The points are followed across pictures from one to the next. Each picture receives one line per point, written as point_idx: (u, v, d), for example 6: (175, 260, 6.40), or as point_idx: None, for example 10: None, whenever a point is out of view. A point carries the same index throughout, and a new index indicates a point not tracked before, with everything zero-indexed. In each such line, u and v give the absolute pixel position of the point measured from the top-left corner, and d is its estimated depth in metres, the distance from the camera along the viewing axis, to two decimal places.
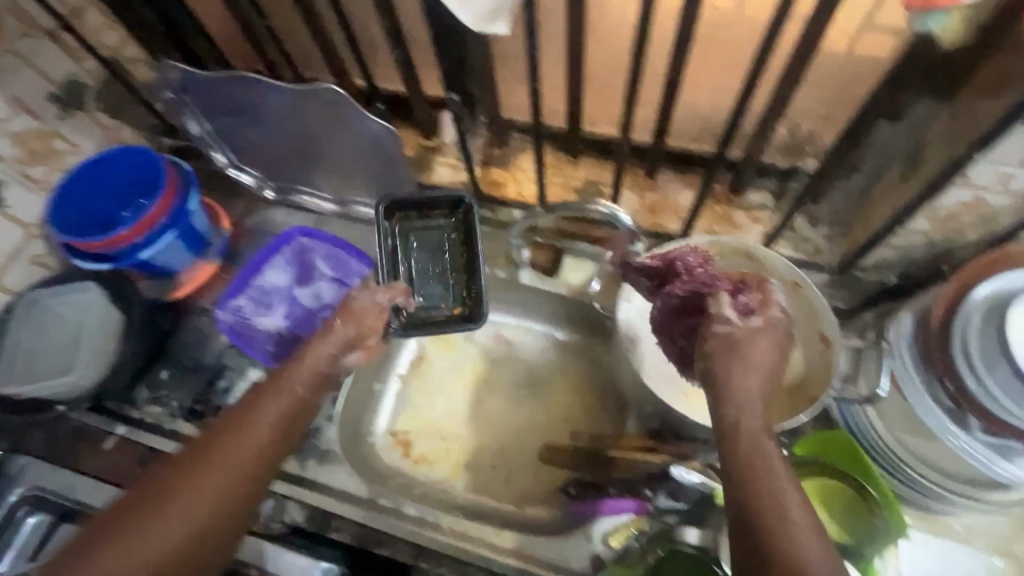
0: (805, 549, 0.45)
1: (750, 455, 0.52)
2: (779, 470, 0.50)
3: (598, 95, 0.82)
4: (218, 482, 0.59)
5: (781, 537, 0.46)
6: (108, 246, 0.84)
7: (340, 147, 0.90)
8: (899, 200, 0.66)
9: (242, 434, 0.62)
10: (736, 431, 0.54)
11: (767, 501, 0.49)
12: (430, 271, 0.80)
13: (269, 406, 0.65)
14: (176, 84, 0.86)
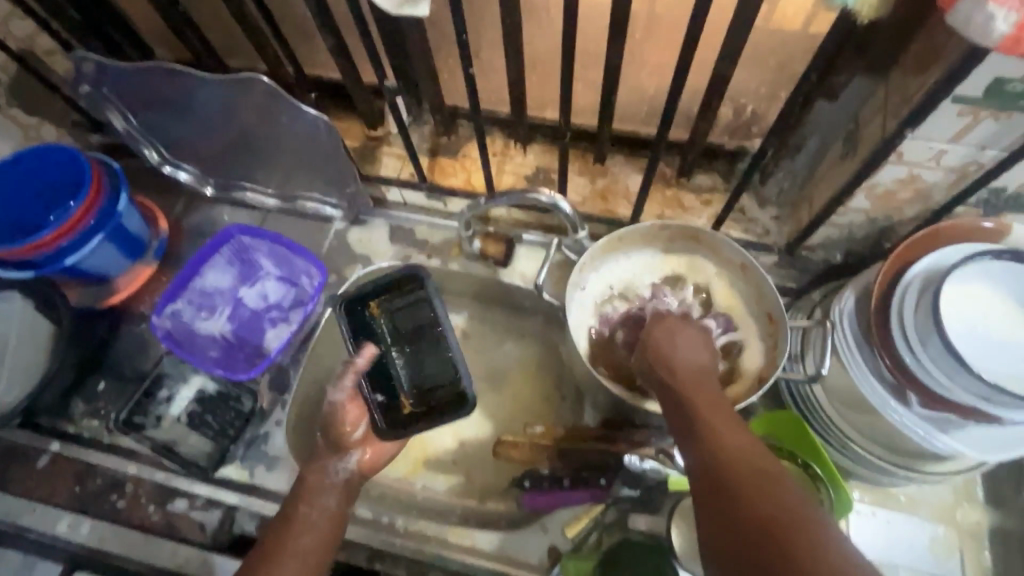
0: (756, 473, 0.44)
1: (690, 394, 0.54)
2: (725, 424, 0.49)
3: (543, 79, 0.80)
4: None
5: (725, 453, 0.46)
6: (28, 253, 0.79)
7: (276, 138, 0.85)
8: (838, 180, 0.66)
9: (287, 559, 0.59)
10: (682, 398, 0.54)
11: (709, 427, 0.50)
12: (416, 359, 0.70)
13: (307, 527, 0.62)
14: (88, 77, 0.79)
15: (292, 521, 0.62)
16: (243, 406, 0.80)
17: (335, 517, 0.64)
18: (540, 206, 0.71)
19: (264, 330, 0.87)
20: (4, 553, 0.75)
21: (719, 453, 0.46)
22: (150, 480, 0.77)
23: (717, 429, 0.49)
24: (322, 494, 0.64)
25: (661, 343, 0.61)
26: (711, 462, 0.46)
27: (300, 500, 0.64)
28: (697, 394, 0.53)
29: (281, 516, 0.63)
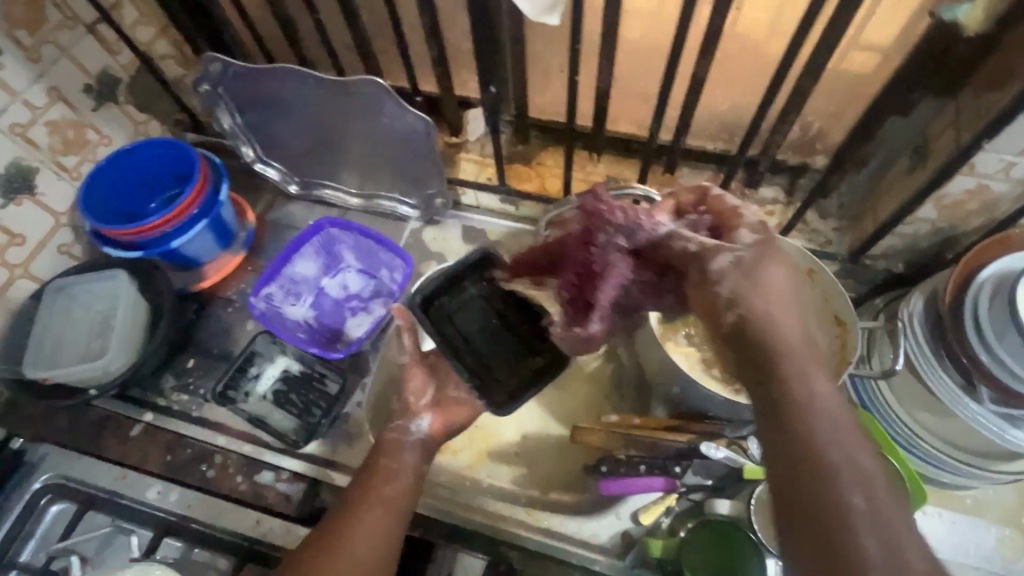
0: (827, 498, 0.44)
1: (795, 401, 0.49)
2: (842, 442, 0.46)
3: (624, 96, 0.87)
4: (376, 524, 0.62)
5: (812, 480, 0.45)
6: (139, 234, 0.85)
7: (371, 140, 0.91)
8: (908, 189, 0.71)
9: (374, 505, 0.63)
10: (789, 399, 0.49)
11: (805, 439, 0.47)
12: (488, 337, 0.73)
13: (396, 454, 0.68)
14: (211, 77, 0.87)
15: (376, 473, 0.66)
16: (328, 388, 0.84)
17: (414, 473, 0.68)
18: (635, 200, 0.71)
19: (344, 318, 0.92)
20: (93, 516, 0.78)
21: (840, 481, 0.44)
22: (238, 452, 0.80)
23: (835, 450, 0.46)
24: (403, 452, 0.69)
25: (762, 304, 0.55)
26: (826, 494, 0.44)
27: (381, 454, 0.69)
28: (816, 398, 0.49)
29: (365, 469, 0.68)
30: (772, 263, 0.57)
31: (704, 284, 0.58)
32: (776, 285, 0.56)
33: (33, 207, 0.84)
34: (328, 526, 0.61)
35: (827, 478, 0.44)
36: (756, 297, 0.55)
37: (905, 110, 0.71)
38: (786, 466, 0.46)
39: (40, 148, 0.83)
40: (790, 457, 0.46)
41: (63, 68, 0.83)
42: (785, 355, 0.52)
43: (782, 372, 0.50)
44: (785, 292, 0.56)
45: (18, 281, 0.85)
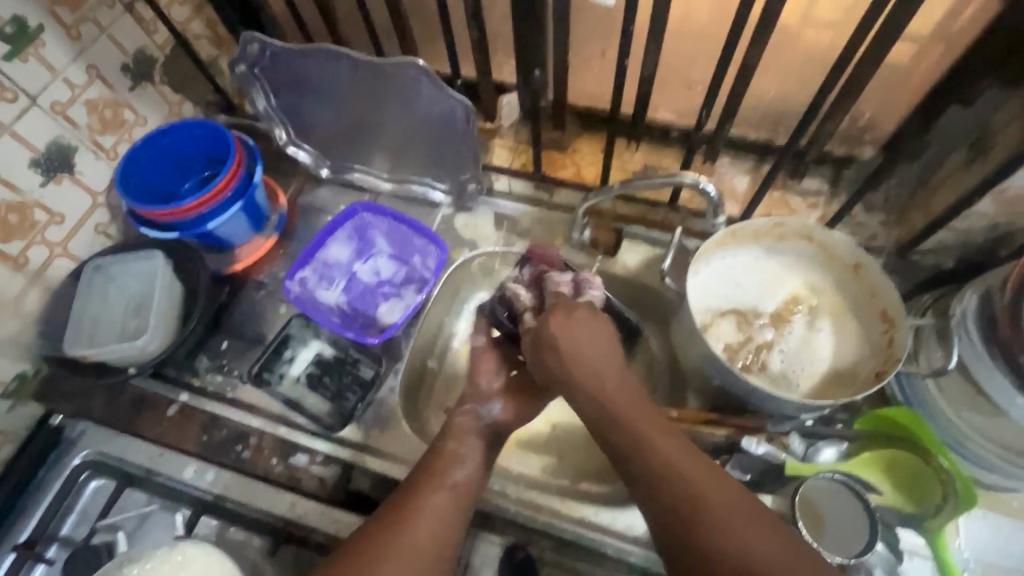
0: (693, 514, 0.55)
1: (637, 445, 0.61)
2: (680, 463, 0.59)
3: (667, 82, 0.85)
4: (447, 501, 0.64)
5: (673, 508, 0.56)
6: (175, 216, 0.84)
7: (406, 125, 0.90)
8: (966, 183, 0.69)
9: (445, 484, 0.65)
10: (641, 455, 0.60)
11: (656, 478, 0.58)
12: None
13: (467, 440, 0.71)
14: (248, 58, 0.86)
15: (442, 459, 0.68)
16: (362, 372, 0.85)
17: (479, 461, 0.69)
18: (684, 188, 0.73)
19: (377, 303, 0.93)
20: (132, 493, 0.80)
21: (697, 504, 0.55)
22: (273, 434, 0.80)
23: (683, 478, 0.58)
24: (468, 438, 0.70)
25: (587, 367, 0.68)
26: (688, 520, 0.55)
27: (450, 440, 0.70)
28: (651, 437, 0.61)
29: (431, 451, 0.70)
30: (584, 315, 0.72)
31: (543, 353, 0.70)
32: (596, 352, 0.69)
33: (72, 186, 0.84)
34: (399, 503, 0.64)
35: (687, 505, 0.56)
36: (577, 362, 0.68)
37: (968, 99, 0.69)
38: (655, 508, 0.58)
39: (78, 127, 0.83)
40: (652, 505, 0.58)
41: (102, 46, 0.83)
42: (624, 419, 0.63)
43: (630, 432, 0.62)
44: (598, 346, 0.70)
45: (57, 260, 0.85)
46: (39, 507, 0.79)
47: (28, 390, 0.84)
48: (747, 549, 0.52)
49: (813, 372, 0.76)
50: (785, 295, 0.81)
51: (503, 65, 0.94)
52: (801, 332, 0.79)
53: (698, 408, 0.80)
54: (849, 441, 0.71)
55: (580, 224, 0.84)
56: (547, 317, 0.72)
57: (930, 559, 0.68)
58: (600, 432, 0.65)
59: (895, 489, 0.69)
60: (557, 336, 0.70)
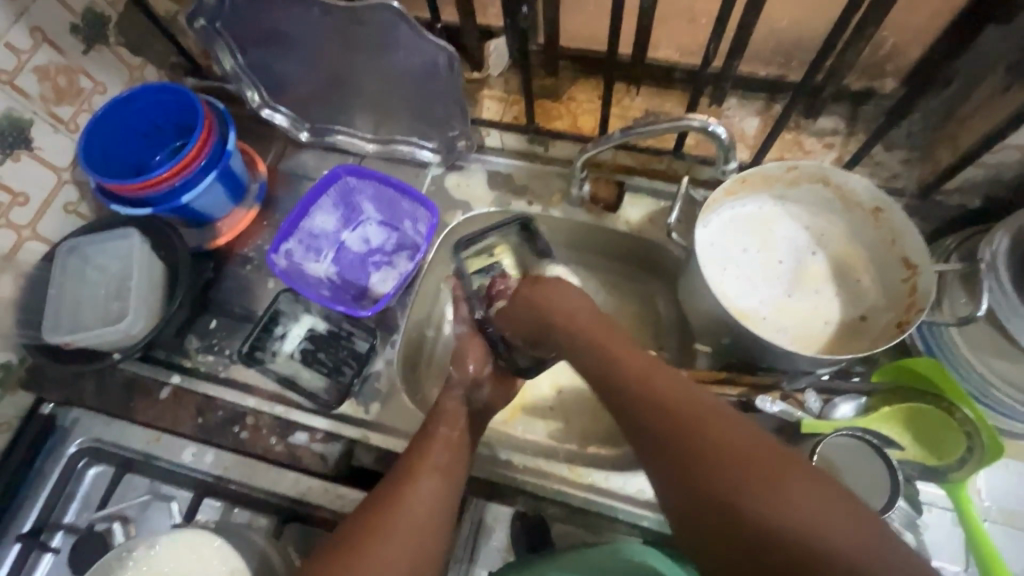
0: (683, 415, 0.52)
1: (617, 367, 0.59)
2: (658, 378, 0.56)
3: (668, 15, 0.78)
4: (434, 490, 0.60)
5: (656, 418, 0.53)
6: (145, 190, 0.78)
7: (385, 77, 0.82)
8: (1002, 112, 0.63)
9: (432, 473, 0.61)
10: (619, 384, 0.57)
11: (636, 398, 0.55)
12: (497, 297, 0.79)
13: (445, 427, 0.66)
14: (208, 10, 0.78)
15: (434, 445, 0.64)
16: (357, 346, 0.81)
17: (468, 443, 0.66)
18: (691, 132, 0.67)
19: (367, 273, 0.89)
20: (132, 478, 0.78)
21: (682, 420, 0.51)
22: (269, 413, 0.78)
23: (664, 386, 0.55)
24: (460, 420, 0.67)
25: (565, 317, 0.66)
26: (675, 437, 0.51)
27: (442, 422, 0.66)
28: (630, 366, 0.58)
29: (422, 435, 0.66)
30: (560, 282, 0.69)
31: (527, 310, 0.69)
32: (573, 298, 0.67)
33: (33, 163, 0.79)
34: (385, 492, 0.60)
35: (671, 419, 0.52)
36: (552, 310, 0.67)
37: (1006, 17, 0.62)
38: (650, 423, 0.53)
39: (31, 98, 0.77)
40: (638, 429, 0.54)
41: (44, 5, 0.75)
42: (606, 355, 0.60)
43: (602, 358, 0.61)
44: (573, 299, 0.67)
45: (27, 243, 0.81)
46: (39, 497, 0.78)
47: (14, 379, 0.81)
48: (736, 443, 0.49)
49: (824, 330, 0.73)
50: (789, 265, 0.76)
51: (489, 6, 0.86)
52: (804, 298, 0.74)
53: (707, 367, 0.76)
54: (867, 395, 0.69)
55: (578, 178, 0.80)
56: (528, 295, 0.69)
57: (949, 509, 0.68)
58: (583, 374, 0.63)
59: (915, 442, 0.67)
60: (532, 300, 0.68)
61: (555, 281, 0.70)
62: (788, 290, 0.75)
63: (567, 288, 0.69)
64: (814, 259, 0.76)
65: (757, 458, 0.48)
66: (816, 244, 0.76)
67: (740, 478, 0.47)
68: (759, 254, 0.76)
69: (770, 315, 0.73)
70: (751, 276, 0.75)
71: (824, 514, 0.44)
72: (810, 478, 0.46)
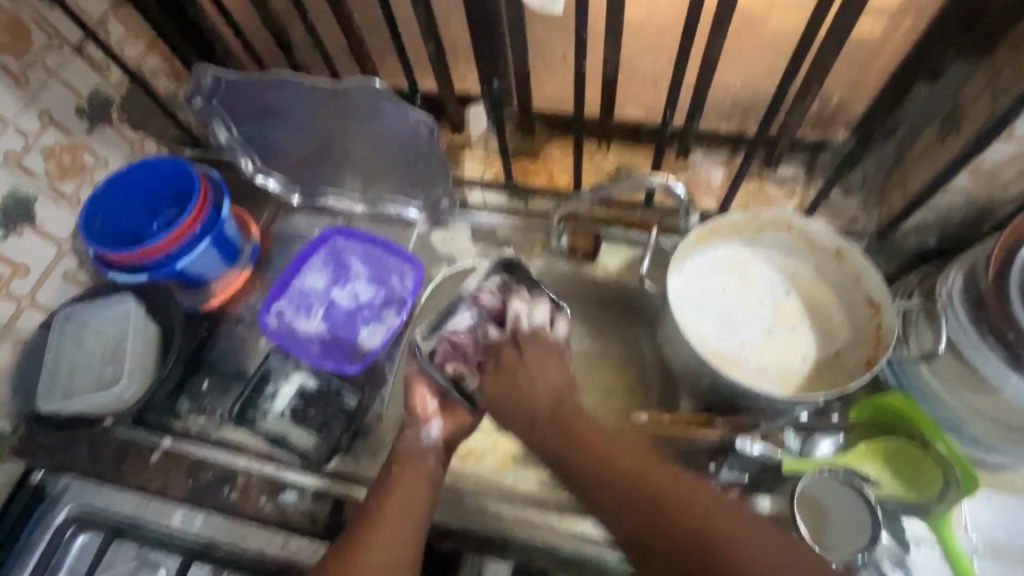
0: (645, 486, 0.55)
1: (578, 435, 0.60)
2: (617, 450, 0.59)
3: (632, 79, 0.84)
4: (397, 535, 0.61)
5: (618, 487, 0.56)
6: (145, 257, 0.82)
7: (370, 143, 0.88)
8: (944, 159, 0.68)
9: (393, 515, 0.62)
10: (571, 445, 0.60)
11: (599, 470, 0.58)
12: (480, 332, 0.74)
13: (401, 469, 0.67)
14: (206, 90, 0.84)
15: (395, 487, 0.65)
16: (346, 401, 0.83)
17: (427, 480, 0.67)
18: (655, 189, 0.71)
19: (357, 328, 0.91)
20: (121, 544, 0.77)
21: (642, 492, 0.55)
22: (260, 473, 0.79)
23: (625, 457, 0.58)
24: (415, 461, 0.67)
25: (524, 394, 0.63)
26: (632, 503, 0.55)
27: (395, 464, 0.67)
28: (586, 435, 0.60)
29: (378, 482, 0.67)
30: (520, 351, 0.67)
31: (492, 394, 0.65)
32: (542, 373, 0.65)
33: (35, 236, 0.83)
34: (350, 538, 0.61)
35: (631, 487, 0.56)
36: (527, 385, 0.64)
37: (935, 76, 0.68)
38: (617, 496, 0.56)
39: (36, 175, 0.81)
40: (601, 500, 0.57)
41: (53, 90, 0.81)
42: (552, 415, 0.63)
43: (562, 429, 0.62)
44: (542, 369, 0.65)
45: (25, 312, 0.83)
46: (26, 567, 0.77)
47: (6, 447, 0.82)
48: (700, 518, 0.52)
49: (802, 367, 0.75)
50: (769, 306, 0.79)
51: (467, 76, 0.92)
52: (782, 335, 0.77)
53: (691, 410, 0.78)
54: (846, 431, 0.71)
55: (556, 232, 0.84)
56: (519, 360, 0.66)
57: (936, 545, 0.68)
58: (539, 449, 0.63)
59: (894, 480, 0.68)
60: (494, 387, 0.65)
61: (517, 352, 0.67)
62: (769, 326, 0.78)
63: (524, 360, 0.65)
64: (791, 298, 0.79)
65: (708, 525, 0.51)
66: (789, 284, 0.80)
67: (691, 543, 0.51)
68: (737, 295, 0.79)
69: (750, 355, 0.76)
70: (733, 316, 0.78)
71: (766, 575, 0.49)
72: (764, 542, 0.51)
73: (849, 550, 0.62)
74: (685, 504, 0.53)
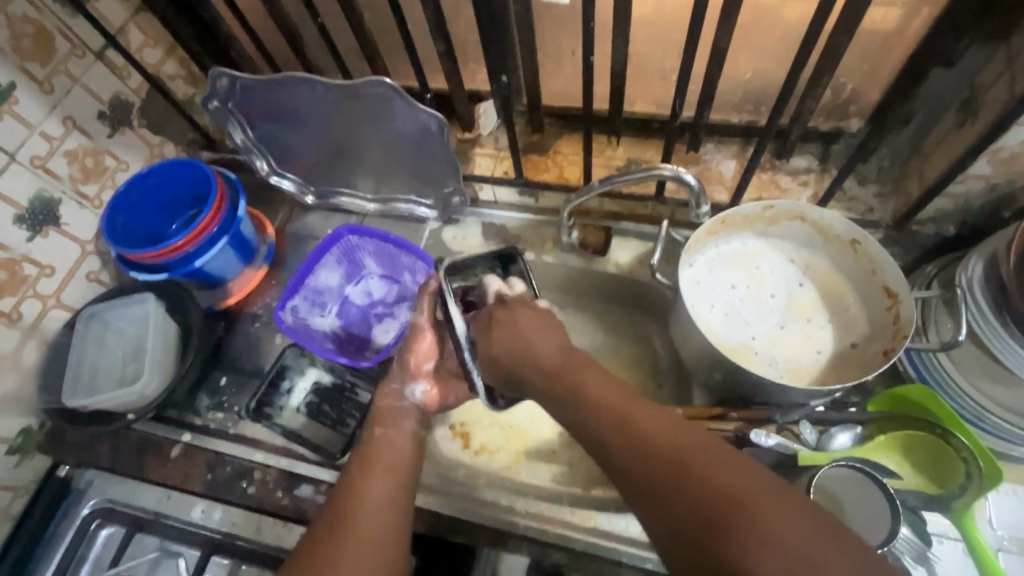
0: (658, 447, 0.47)
1: (576, 388, 0.55)
2: (624, 405, 0.52)
3: (641, 73, 0.84)
4: (389, 503, 0.59)
5: (613, 441, 0.50)
6: (163, 257, 0.84)
7: (381, 141, 0.88)
8: (962, 145, 0.66)
9: (380, 479, 0.61)
10: (623, 453, 0.49)
11: (603, 428, 0.51)
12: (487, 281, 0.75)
13: (396, 436, 0.67)
14: (221, 93, 0.85)
15: (378, 449, 0.65)
16: (360, 397, 0.84)
17: (414, 449, 0.67)
18: (663, 180, 0.71)
19: (371, 325, 0.93)
20: (143, 537, 0.80)
21: (649, 452, 0.47)
22: (277, 467, 0.79)
23: (633, 412, 0.51)
24: (398, 422, 0.69)
25: (522, 353, 0.61)
26: (639, 459, 0.47)
27: (377, 424, 0.68)
28: (591, 390, 0.54)
29: (364, 443, 0.67)
30: (511, 311, 0.65)
31: (487, 353, 0.65)
32: (531, 329, 0.62)
33: (60, 237, 0.85)
34: (339, 499, 0.60)
35: (635, 446, 0.48)
36: (516, 336, 0.62)
37: (950, 61, 0.67)
38: (620, 455, 0.49)
39: (61, 178, 0.84)
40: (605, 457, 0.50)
41: (75, 96, 0.83)
42: (588, 404, 0.53)
43: (565, 385, 0.56)
44: (532, 327, 0.63)
45: (52, 312, 0.86)
46: (53, 559, 0.80)
47: (34, 444, 0.85)
48: (714, 482, 0.43)
49: (819, 360, 0.74)
50: (781, 299, 0.78)
51: (477, 73, 0.93)
52: (795, 329, 0.76)
53: (704, 403, 0.77)
54: (863, 424, 0.69)
55: (566, 227, 0.83)
56: (504, 316, 0.65)
57: (960, 540, 0.67)
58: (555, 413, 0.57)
59: (915, 471, 0.67)
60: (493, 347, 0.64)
61: (505, 313, 0.65)
62: (781, 320, 0.77)
63: (513, 316, 0.64)
64: (804, 289, 0.78)
65: (727, 488, 0.42)
66: (802, 276, 0.79)
67: (709, 512, 0.42)
68: (749, 287, 0.78)
69: (764, 347, 0.75)
70: (743, 312, 0.77)
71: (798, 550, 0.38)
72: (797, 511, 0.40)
73: (875, 538, 0.60)
74: (698, 461, 0.45)
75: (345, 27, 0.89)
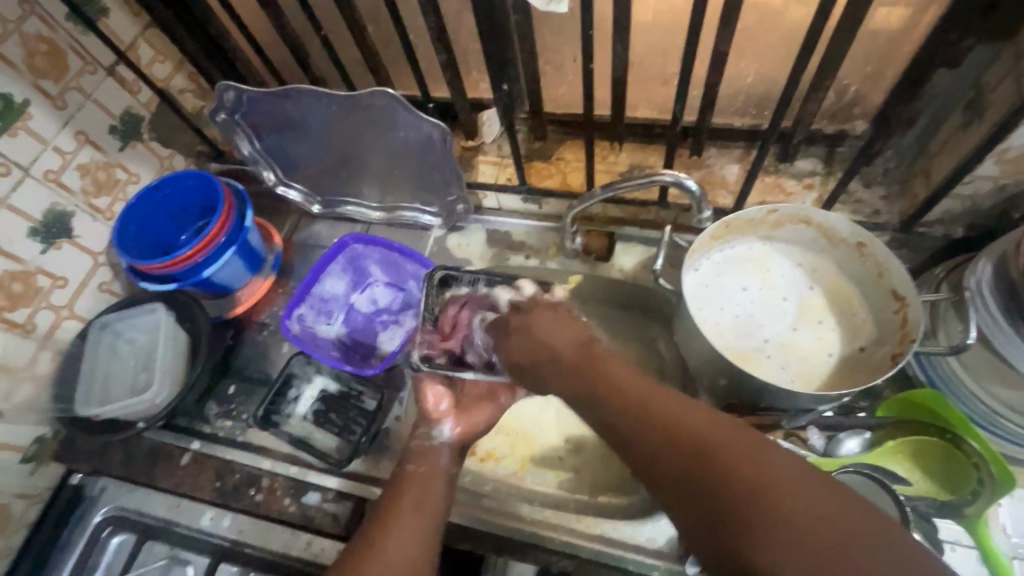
0: (686, 434, 0.48)
1: (604, 380, 0.56)
2: (651, 396, 0.52)
3: (643, 78, 0.85)
4: (410, 534, 0.60)
5: (638, 427, 0.51)
6: (172, 268, 0.85)
7: (385, 150, 0.89)
8: (967, 146, 0.66)
9: (408, 511, 0.62)
10: (649, 442, 0.50)
11: (630, 416, 0.52)
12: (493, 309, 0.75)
13: (425, 470, 0.67)
14: (228, 106, 0.87)
15: (407, 484, 0.65)
16: (366, 404, 0.85)
17: (443, 478, 0.67)
18: (665, 186, 0.71)
19: (376, 332, 0.93)
20: (153, 545, 0.81)
21: (677, 437, 0.48)
22: (284, 474, 0.80)
23: (659, 402, 0.52)
24: (431, 454, 0.69)
25: (542, 356, 0.62)
26: (667, 446, 0.48)
27: (411, 459, 0.69)
28: (619, 381, 0.55)
29: (396, 477, 0.67)
30: (527, 316, 0.66)
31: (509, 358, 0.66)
32: (555, 330, 0.63)
33: (72, 249, 0.87)
34: (367, 533, 0.61)
35: (663, 432, 0.49)
36: (538, 339, 0.63)
37: (954, 62, 0.66)
38: (648, 442, 0.50)
39: (73, 192, 0.86)
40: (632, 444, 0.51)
41: (88, 111, 0.85)
42: (614, 393, 0.55)
43: (592, 376, 0.57)
44: (553, 327, 0.64)
45: (65, 322, 0.88)
46: (65, 566, 0.81)
47: (47, 452, 0.86)
48: (746, 466, 0.44)
49: (828, 365, 0.73)
50: (793, 301, 0.77)
51: (479, 82, 0.94)
52: (809, 331, 0.75)
53: (710, 408, 0.77)
54: (872, 429, 0.68)
55: (570, 233, 0.84)
56: (527, 320, 0.65)
57: (974, 547, 0.66)
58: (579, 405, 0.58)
59: (925, 476, 0.67)
60: (511, 357, 0.66)
61: (522, 319, 0.66)
62: (794, 323, 0.76)
63: (533, 321, 0.65)
64: (814, 292, 0.77)
65: (756, 474, 0.43)
66: (810, 279, 0.78)
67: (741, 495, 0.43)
68: (758, 291, 0.78)
69: (774, 352, 0.74)
70: (755, 315, 0.77)
71: (830, 532, 0.39)
72: (827, 497, 0.41)
73: None
74: (726, 447, 0.46)
75: (348, 38, 0.90)
